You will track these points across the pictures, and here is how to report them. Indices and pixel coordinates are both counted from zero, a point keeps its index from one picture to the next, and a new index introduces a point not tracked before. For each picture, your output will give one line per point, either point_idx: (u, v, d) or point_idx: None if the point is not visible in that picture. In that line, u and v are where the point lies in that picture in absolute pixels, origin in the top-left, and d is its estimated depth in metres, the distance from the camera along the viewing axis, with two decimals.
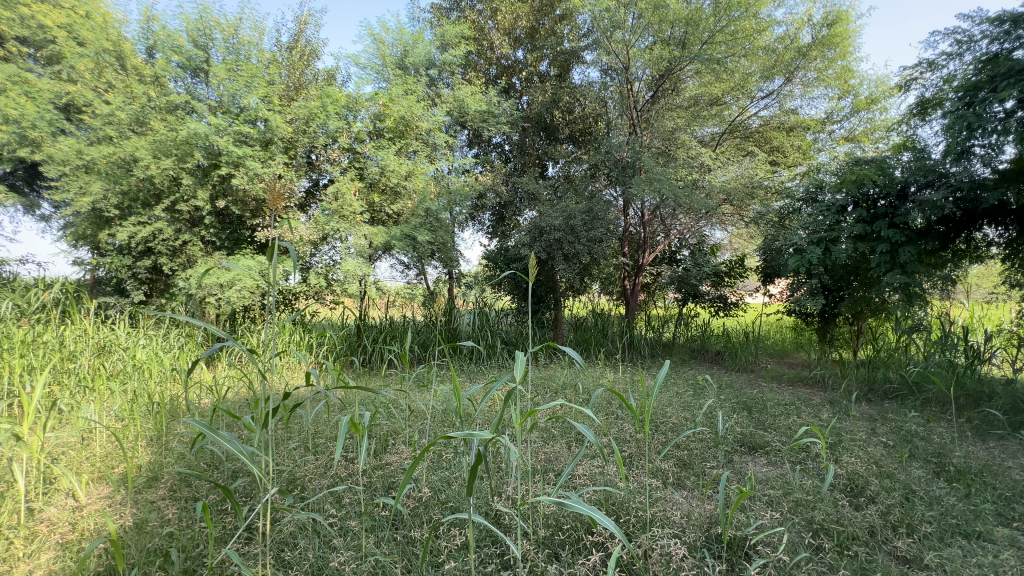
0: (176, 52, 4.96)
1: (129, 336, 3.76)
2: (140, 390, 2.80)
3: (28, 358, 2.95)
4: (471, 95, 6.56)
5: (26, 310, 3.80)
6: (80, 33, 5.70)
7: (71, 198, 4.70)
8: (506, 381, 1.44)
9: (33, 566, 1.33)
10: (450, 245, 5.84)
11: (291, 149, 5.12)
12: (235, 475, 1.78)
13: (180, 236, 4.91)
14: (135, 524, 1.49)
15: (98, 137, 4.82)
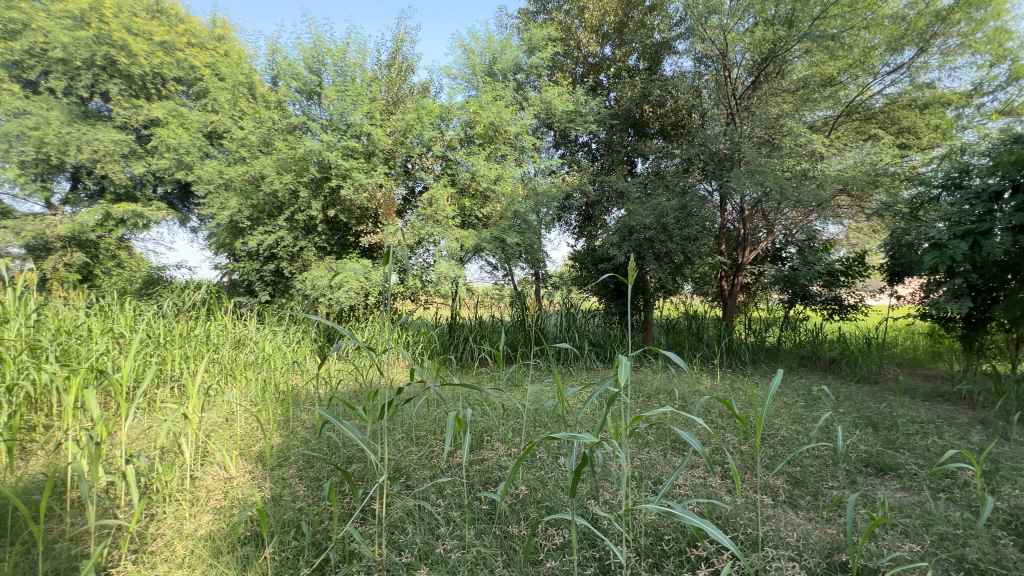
0: (295, 79, 5.55)
1: (259, 332, 4.29)
2: (269, 379, 3.19)
3: (186, 348, 3.49)
4: (558, 96, 6.58)
5: (183, 308, 4.50)
6: (221, 70, 6.60)
7: (214, 212, 5.47)
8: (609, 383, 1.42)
9: (197, 525, 1.58)
10: (537, 247, 5.90)
11: (390, 160, 5.51)
12: (351, 460, 1.96)
13: (298, 242, 5.50)
14: (273, 496, 1.70)
15: (235, 158, 5.56)
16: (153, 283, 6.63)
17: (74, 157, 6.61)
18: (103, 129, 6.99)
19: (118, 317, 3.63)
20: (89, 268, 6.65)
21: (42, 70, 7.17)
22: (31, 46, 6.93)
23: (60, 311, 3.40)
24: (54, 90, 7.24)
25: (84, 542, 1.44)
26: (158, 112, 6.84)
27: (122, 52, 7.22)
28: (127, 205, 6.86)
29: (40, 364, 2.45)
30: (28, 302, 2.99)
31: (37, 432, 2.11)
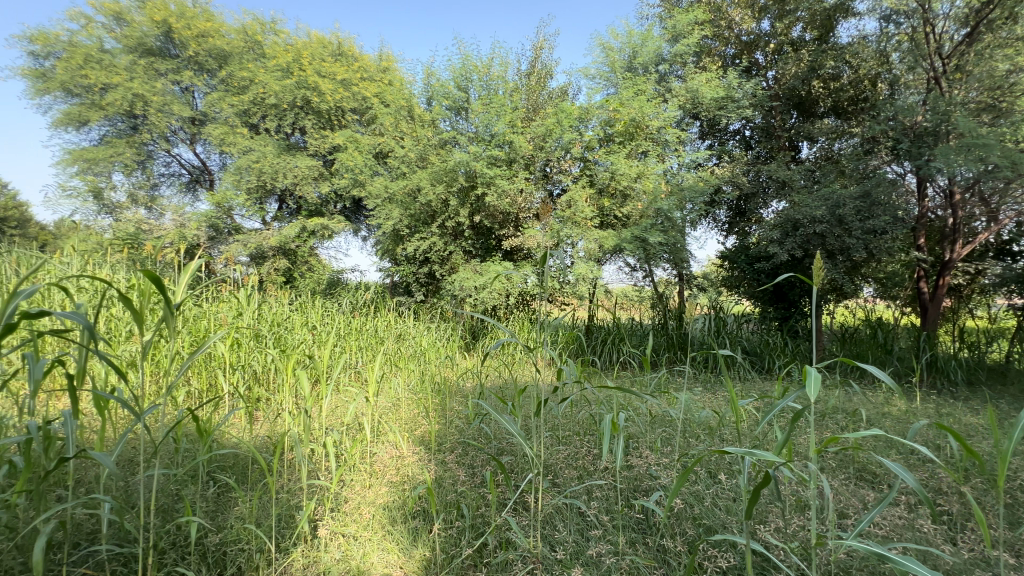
0: (447, 98, 6.05)
1: (415, 328, 4.79)
2: (426, 371, 3.53)
3: (360, 339, 4.06)
4: (706, 82, 6.11)
5: (357, 305, 5.25)
6: (386, 98, 7.53)
7: (381, 222, 6.25)
8: (797, 394, 1.17)
9: (375, 495, 1.81)
10: (681, 246, 5.55)
11: (530, 165, 5.70)
12: (502, 451, 2.06)
13: (447, 247, 6.01)
14: (437, 478, 1.87)
15: (397, 174, 6.29)
16: (335, 284, 7.90)
17: (282, 183, 8.13)
18: (301, 157, 8.51)
19: (313, 313, 4.36)
20: (291, 272, 8.17)
21: (261, 115, 8.91)
22: (255, 97, 8.68)
23: (274, 305, 4.22)
24: (268, 129, 8.99)
25: (298, 496, 1.77)
26: (339, 140, 8.08)
27: (314, 92, 8.67)
28: (318, 219, 8.27)
29: (263, 350, 3.05)
30: (253, 299, 3.76)
31: (262, 403, 2.64)
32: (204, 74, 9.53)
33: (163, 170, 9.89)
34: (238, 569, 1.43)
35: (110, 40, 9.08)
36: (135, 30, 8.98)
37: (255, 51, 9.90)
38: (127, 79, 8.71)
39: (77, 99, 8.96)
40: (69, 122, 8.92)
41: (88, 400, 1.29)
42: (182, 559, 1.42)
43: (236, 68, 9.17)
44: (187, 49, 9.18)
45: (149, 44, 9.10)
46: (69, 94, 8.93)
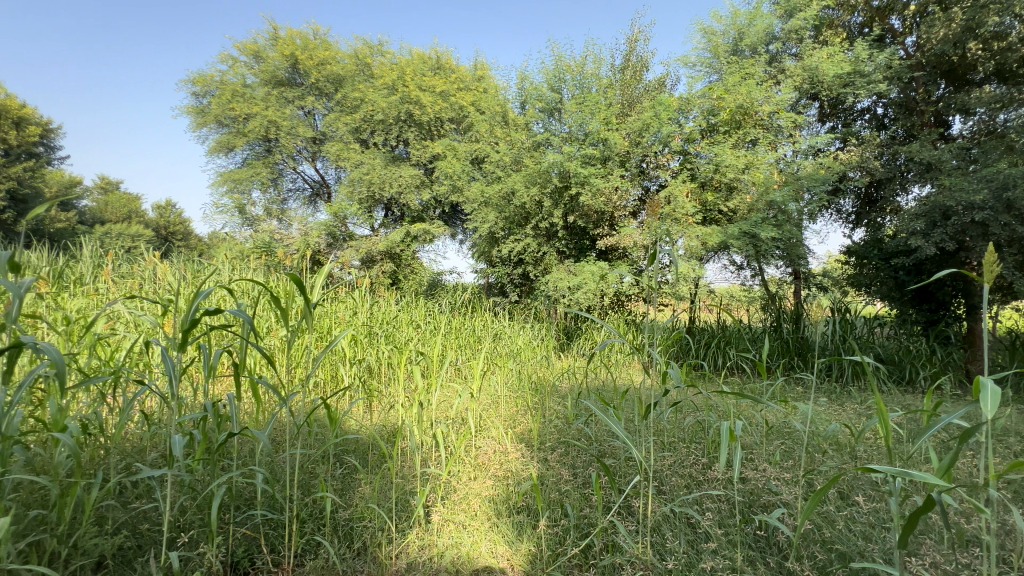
0: (540, 100, 6.10)
1: (511, 327, 4.90)
2: (523, 369, 3.60)
3: (461, 337, 4.25)
4: (827, 58, 5.48)
5: (457, 305, 5.51)
6: (482, 105, 7.80)
7: (477, 225, 6.48)
8: (969, 408, 0.97)
9: (481, 487, 1.88)
10: (798, 241, 5.03)
11: (625, 162, 5.55)
12: (604, 454, 2.03)
13: (541, 248, 6.07)
14: (540, 475, 1.90)
15: (492, 177, 6.48)
16: (435, 285, 8.39)
17: (388, 192, 8.80)
18: (405, 167, 9.15)
19: (417, 312, 4.65)
20: (396, 274, 8.81)
21: (370, 131, 9.72)
22: (366, 115, 9.51)
23: (384, 305, 4.57)
24: (377, 143, 9.78)
25: (413, 482, 1.91)
26: (439, 149, 8.54)
27: (416, 106, 9.26)
28: (420, 225, 8.83)
29: (377, 346, 3.32)
30: (366, 299, 4.11)
31: (378, 394, 2.88)
32: (323, 98, 10.65)
33: (291, 186, 11.21)
34: (364, 544, 1.59)
35: (250, 76, 10.53)
36: (269, 65, 10.32)
37: (365, 73, 10.85)
38: (263, 108, 10.03)
39: (225, 129, 10.50)
40: (220, 149, 10.48)
41: (247, 385, 1.52)
42: (319, 529, 1.60)
43: (349, 90, 10.12)
44: (309, 77, 10.34)
45: (280, 76, 10.40)
46: (220, 125, 10.50)
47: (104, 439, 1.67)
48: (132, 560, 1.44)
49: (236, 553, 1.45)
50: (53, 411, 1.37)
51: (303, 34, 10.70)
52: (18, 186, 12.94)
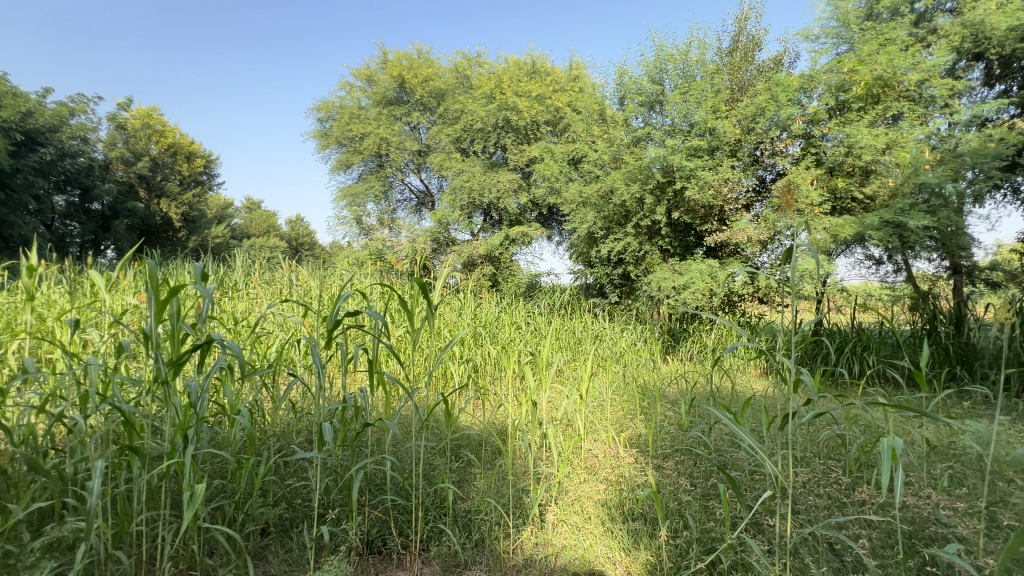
0: (639, 94, 5.87)
1: (613, 329, 4.80)
2: (629, 372, 3.51)
3: (561, 337, 4.26)
4: (996, 8, 4.58)
5: (557, 306, 5.53)
6: (578, 104, 7.75)
7: (575, 226, 6.43)
8: None
9: (593, 489, 1.86)
10: (958, 229, 4.27)
11: (736, 151, 5.18)
12: (726, 465, 1.89)
13: (643, 247, 5.87)
14: (656, 482, 1.83)
15: (590, 177, 6.39)
16: (534, 287, 8.51)
17: (488, 198, 9.12)
18: (503, 173, 9.42)
19: (518, 314, 4.76)
20: (496, 277, 9.07)
21: (470, 139, 10.18)
22: (466, 125, 9.96)
23: (488, 306, 4.75)
24: (476, 151, 10.19)
25: (525, 479, 1.94)
26: (536, 152, 8.66)
27: (514, 112, 9.47)
28: (518, 228, 9.03)
29: (484, 346, 3.46)
30: (471, 300, 4.30)
31: (487, 392, 3.00)
32: (427, 112, 11.38)
33: (400, 197, 12.12)
34: (482, 536, 1.66)
35: (364, 99, 11.60)
36: (380, 87, 11.29)
37: (464, 85, 11.38)
38: (376, 128, 10.97)
39: (344, 149, 11.67)
40: (340, 167, 11.67)
41: (378, 379, 1.67)
42: (441, 518, 1.70)
43: (451, 103, 10.69)
44: (415, 94, 11.12)
45: (390, 96, 11.31)
46: (340, 146, 11.70)
47: (266, 423, 1.95)
48: (290, 529, 1.65)
49: (371, 532, 1.60)
50: (230, 397, 1.65)
51: (409, 55, 11.56)
52: (189, 209, 15.61)
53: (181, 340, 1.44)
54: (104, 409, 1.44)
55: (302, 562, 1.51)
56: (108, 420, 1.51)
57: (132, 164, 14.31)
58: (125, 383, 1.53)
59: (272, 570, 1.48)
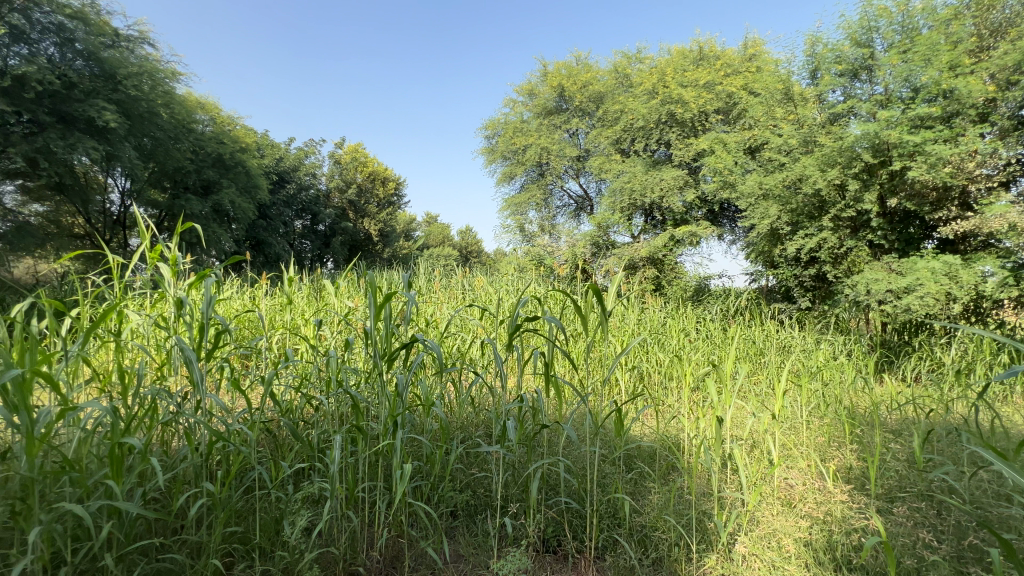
0: (838, 62, 4.96)
1: (806, 338, 4.14)
2: (832, 391, 2.99)
3: (740, 347, 3.84)
4: None
5: (732, 312, 5.02)
6: (755, 86, 6.95)
7: (753, 222, 5.74)
8: None
9: (791, 525, 1.61)
10: None
11: (987, 114, 4.07)
12: (993, 524, 1.46)
13: (845, 243, 4.96)
14: (882, 531, 1.50)
15: (773, 166, 5.65)
16: (702, 291, 7.85)
17: (650, 197, 8.76)
18: (667, 170, 8.95)
19: (687, 320, 4.43)
20: (660, 280, 8.65)
21: (630, 139, 9.96)
22: (627, 125, 9.77)
23: (655, 310, 4.55)
24: (637, 150, 9.93)
25: (708, 502, 1.78)
26: (704, 144, 8.01)
27: (678, 104, 8.92)
28: (685, 228, 8.49)
29: (654, 353, 3.30)
30: (636, 305, 4.17)
31: (659, 403, 2.85)
32: (586, 117, 11.49)
33: (560, 203, 12.42)
34: (661, 555, 1.57)
35: (526, 112, 12.23)
36: (541, 99, 11.79)
37: (624, 85, 11.19)
38: (537, 138, 11.48)
39: (508, 161, 12.45)
40: (505, 179, 12.48)
41: (552, 383, 1.71)
42: (615, 528, 1.66)
43: (610, 104, 10.60)
44: (574, 101, 11.33)
45: (550, 106, 11.73)
46: (504, 159, 12.53)
47: (454, 416, 2.16)
48: (474, 515, 1.79)
49: (547, 531, 1.64)
50: (427, 390, 1.88)
51: (568, 64, 11.84)
52: (384, 226, 18.48)
53: (391, 339, 1.70)
54: (338, 393, 1.77)
55: (487, 548, 1.63)
56: (340, 402, 1.85)
57: (344, 191, 17.70)
58: (351, 373, 1.86)
59: (462, 550, 1.63)
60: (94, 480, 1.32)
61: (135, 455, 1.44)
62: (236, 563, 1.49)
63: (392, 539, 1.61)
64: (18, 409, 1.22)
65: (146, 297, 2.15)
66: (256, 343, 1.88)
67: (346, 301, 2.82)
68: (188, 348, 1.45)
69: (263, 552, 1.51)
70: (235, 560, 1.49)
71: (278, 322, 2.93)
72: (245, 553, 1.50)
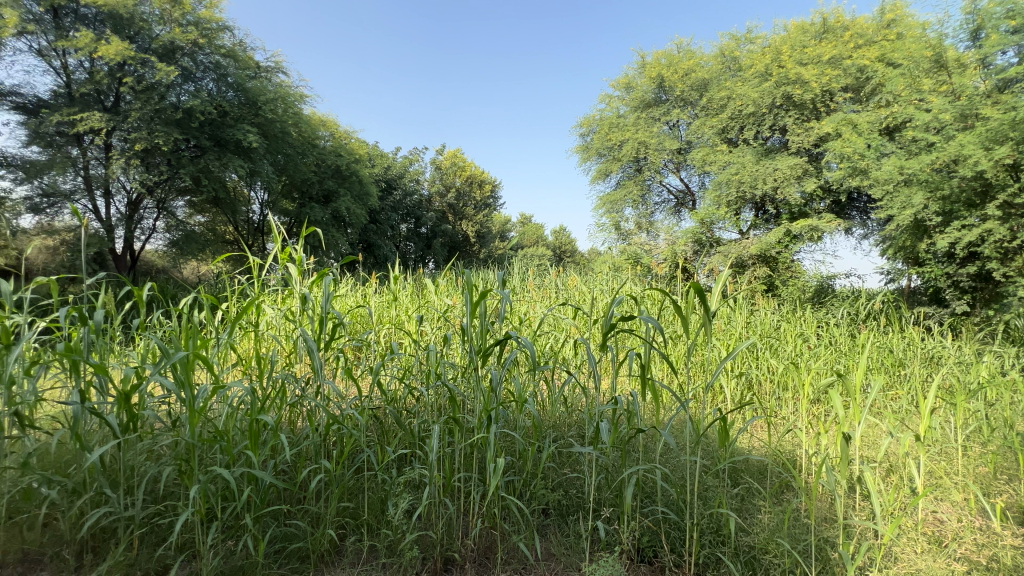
0: (1010, 17, 4.12)
1: (961, 349, 3.50)
2: (998, 413, 2.49)
3: (871, 356, 3.37)
4: None
5: (862, 316, 4.41)
6: (895, 56, 6.06)
7: (892, 212, 5.00)
8: None
9: (940, 569, 1.37)
10: None
11: None
12: None
13: (1017, 235, 4.12)
14: None
15: (918, 147, 4.86)
16: (825, 292, 7.01)
17: (761, 189, 8.04)
18: (782, 158, 8.15)
19: (805, 324, 3.98)
20: (773, 280, 7.89)
21: (739, 127, 9.22)
22: (734, 111, 9.06)
23: (767, 312, 4.16)
24: (746, 139, 9.17)
25: (833, 531, 1.58)
26: (828, 127, 7.15)
27: (797, 85, 8.06)
28: (804, 222, 7.66)
29: (765, 360, 3.02)
30: (745, 306, 3.85)
31: (773, 417, 2.58)
32: (688, 107, 10.91)
33: (658, 199, 11.89)
34: None
35: (622, 106, 11.89)
36: (639, 91, 11.40)
37: (732, 69, 10.44)
38: (634, 133, 11.11)
39: (603, 158, 12.20)
40: (600, 176, 12.19)
41: (649, 387, 1.62)
42: (719, 546, 1.54)
43: (715, 91, 9.91)
44: (675, 91, 10.82)
45: (648, 98, 11.30)
46: (599, 156, 12.29)
47: (546, 415, 2.16)
48: (566, 516, 1.77)
49: (642, 541, 1.57)
50: (520, 387, 1.90)
51: (668, 52, 11.30)
52: (480, 227, 19.18)
53: (485, 335, 1.74)
54: (436, 385, 1.86)
55: (579, 550, 1.60)
56: (438, 393, 1.94)
57: (444, 195, 18.73)
58: (449, 367, 1.95)
59: (554, 549, 1.63)
60: (237, 450, 1.53)
61: (269, 430, 1.65)
62: (348, 536, 1.64)
63: (485, 530, 1.65)
64: (183, 385, 1.47)
65: (278, 293, 2.46)
66: (367, 336, 2.05)
67: (444, 299, 2.96)
68: (311, 339, 1.63)
69: (370, 528, 1.65)
70: (347, 533, 1.64)
71: (385, 317, 3.17)
72: (355, 528, 1.65)
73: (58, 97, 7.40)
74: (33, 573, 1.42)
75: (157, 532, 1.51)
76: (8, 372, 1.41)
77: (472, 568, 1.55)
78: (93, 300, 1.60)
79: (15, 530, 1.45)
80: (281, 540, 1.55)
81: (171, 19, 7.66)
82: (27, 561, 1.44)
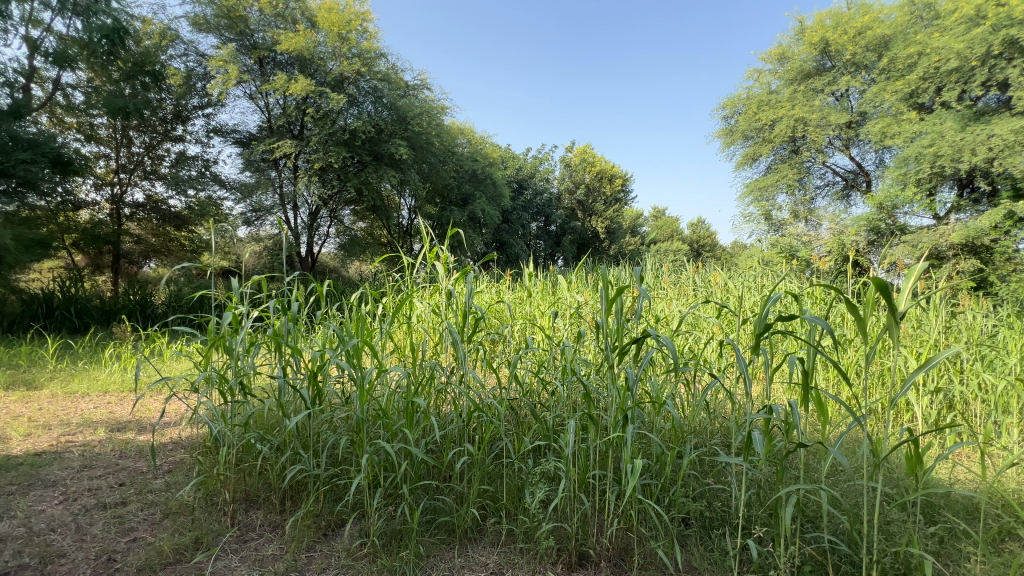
0: None
1: None
2: None
3: None
4: None
5: None
6: None
7: None
8: None
9: None
10: None
11: None
12: None
13: None
14: None
15: None
16: None
17: (970, 163, 6.48)
18: (1002, 120, 6.44)
19: None
20: (985, 275, 6.29)
21: (934, 88, 7.57)
22: (927, 70, 7.47)
23: (977, 317, 3.34)
24: (946, 102, 7.47)
25: None
26: None
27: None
28: None
29: (976, 375, 2.42)
30: (945, 307, 3.13)
31: (990, 449, 2.07)
32: (862, 70, 9.41)
33: (821, 182, 10.33)
34: None
35: (774, 81, 10.54)
36: (796, 61, 10.03)
37: (925, 17, 8.49)
38: (790, 109, 9.82)
39: (750, 141, 10.78)
40: (746, 161, 10.88)
41: (811, 398, 1.40)
42: None
43: (901, 48, 8.26)
44: (844, 55, 9.41)
45: (809, 67, 9.92)
46: (746, 139, 10.83)
47: (687, 419, 2.02)
48: (711, 529, 1.65)
49: (803, 569, 1.38)
50: (658, 388, 1.80)
51: (834, 11, 9.75)
52: (611, 223, 18.74)
53: (622, 333, 1.70)
54: (571, 381, 1.88)
55: (724, 568, 1.48)
56: (573, 389, 1.94)
57: (573, 192, 18.86)
58: (584, 363, 1.93)
59: (696, 562, 1.52)
60: (395, 428, 1.73)
61: (421, 412, 1.83)
62: (489, 517, 1.74)
63: (620, 531, 1.61)
64: (355, 367, 1.71)
65: (427, 288, 2.70)
66: (503, 330, 2.14)
67: (577, 295, 2.97)
68: (455, 331, 1.76)
69: (509, 512, 1.73)
70: (488, 514, 1.75)
71: (521, 312, 3.29)
72: (495, 510, 1.74)
73: (263, 131, 9.23)
74: (252, 509, 1.79)
75: (336, 490, 1.79)
76: (235, 350, 1.80)
77: (608, 567, 1.53)
78: (291, 294, 1.96)
79: (241, 475, 1.84)
80: (431, 512, 1.72)
81: (341, 54, 8.93)
82: (248, 500, 1.82)
